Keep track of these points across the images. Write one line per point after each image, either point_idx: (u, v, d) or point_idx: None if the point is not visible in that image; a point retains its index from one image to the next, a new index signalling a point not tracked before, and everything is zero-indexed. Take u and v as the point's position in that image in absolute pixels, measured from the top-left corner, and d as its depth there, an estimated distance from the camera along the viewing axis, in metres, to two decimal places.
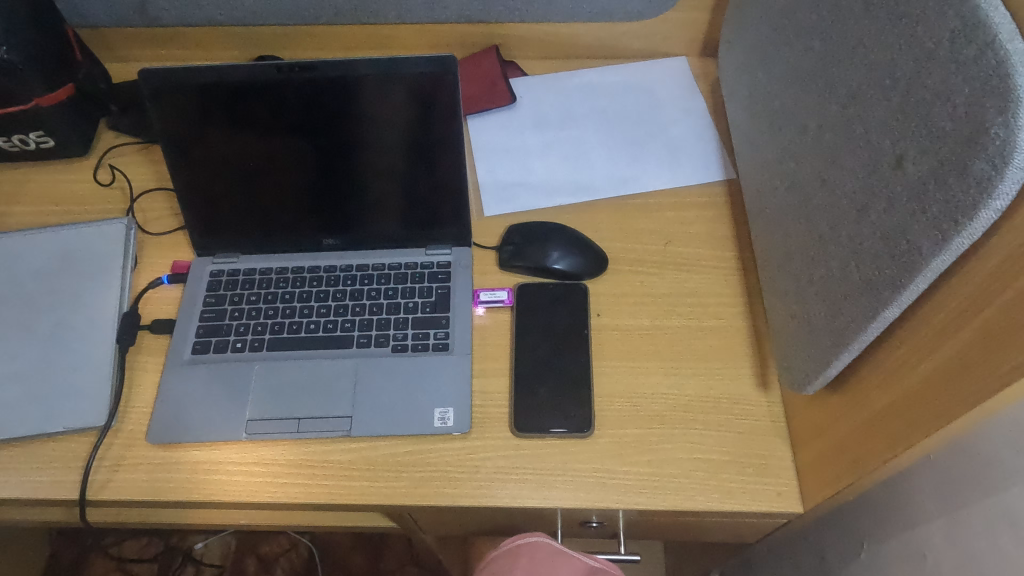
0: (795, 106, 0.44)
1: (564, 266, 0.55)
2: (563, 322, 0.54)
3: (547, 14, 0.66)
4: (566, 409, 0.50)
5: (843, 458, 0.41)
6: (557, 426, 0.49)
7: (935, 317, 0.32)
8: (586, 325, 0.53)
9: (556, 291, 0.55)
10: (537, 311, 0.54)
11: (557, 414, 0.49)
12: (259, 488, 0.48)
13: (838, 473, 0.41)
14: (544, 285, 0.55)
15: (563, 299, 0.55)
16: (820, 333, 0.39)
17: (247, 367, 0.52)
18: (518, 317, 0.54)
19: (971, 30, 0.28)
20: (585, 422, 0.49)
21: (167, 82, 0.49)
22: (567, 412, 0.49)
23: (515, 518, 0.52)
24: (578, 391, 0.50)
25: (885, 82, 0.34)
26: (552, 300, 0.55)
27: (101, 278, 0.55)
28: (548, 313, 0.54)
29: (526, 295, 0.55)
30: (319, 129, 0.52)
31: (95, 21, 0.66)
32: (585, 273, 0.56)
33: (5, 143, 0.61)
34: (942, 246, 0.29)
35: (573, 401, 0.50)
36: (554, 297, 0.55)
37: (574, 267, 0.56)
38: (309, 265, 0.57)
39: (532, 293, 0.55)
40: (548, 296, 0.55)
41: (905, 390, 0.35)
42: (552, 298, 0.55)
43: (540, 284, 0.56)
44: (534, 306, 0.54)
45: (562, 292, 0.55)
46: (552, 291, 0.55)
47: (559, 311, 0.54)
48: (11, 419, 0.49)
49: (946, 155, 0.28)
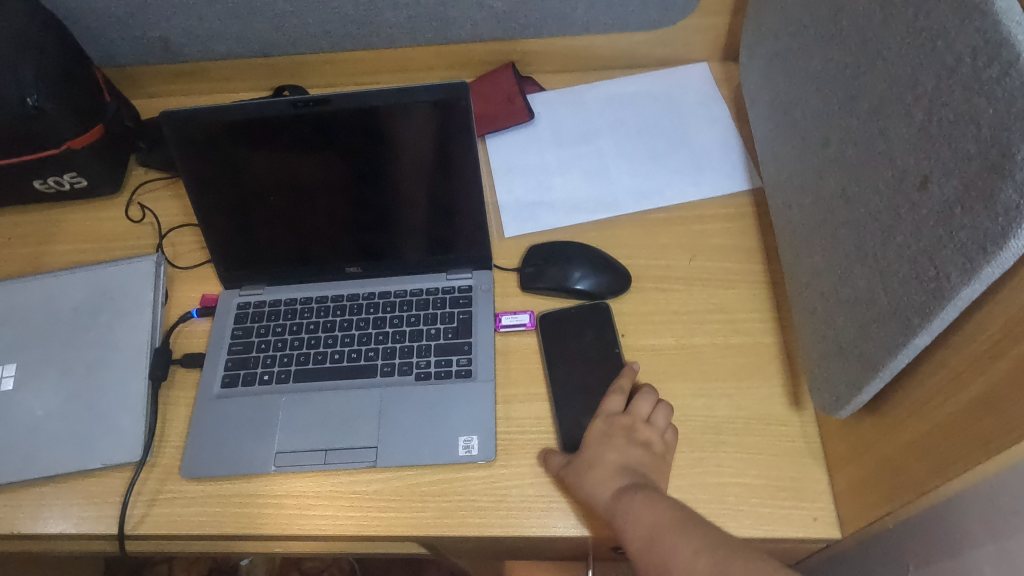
0: (818, 117, 0.42)
1: (585, 285, 0.55)
2: (594, 343, 0.53)
3: (563, 28, 0.65)
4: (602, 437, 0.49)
5: (881, 486, 0.39)
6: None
7: (973, 345, 0.31)
8: (616, 343, 0.53)
9: (583, 313, 0.54)
10: (569, 337, 0.53)
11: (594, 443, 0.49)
12: (290, 521, 0.49)
13: (876, 500, 0.40)
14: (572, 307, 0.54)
15: (593, 322, 0.54)
16: (850, 357, 0.38)
17: (275, 399, 0.53)
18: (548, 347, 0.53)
19: (994, 47, 0.26)
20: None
21: (186, 123, 0.50)
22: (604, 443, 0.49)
23: (545, 544, 0.52)
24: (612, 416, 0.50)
25: (906, 98, 0.32)
26: (583, 324, 0.54)
27: (132, 314, 0.56)
28: (580, 336, 0.53)
29: (557, 322, 0.54)
30: (337, 161, 0.52)
31: (122, 61, 0.67)
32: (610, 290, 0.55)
33: (40, 186, 0.63)
34: (971, 274, 0.27)
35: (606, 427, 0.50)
36: (584, 322, 0.54)
37: (598, 287, 0.55)
38: (333, 294, 0.57)
39: (562, 319, 0.54)
40: (576, 321, 0.54)
41: (944, 418, 0.33)
42: (581, 322, 0.54)
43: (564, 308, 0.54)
44: (564, 332, 0.53)
45: (591, 315, 0.54)
46: (579, 315, 0.54)
47: (590, 334, 0.53)
48: (52, 457, 0.51)
49: (973, 179, 0.27)
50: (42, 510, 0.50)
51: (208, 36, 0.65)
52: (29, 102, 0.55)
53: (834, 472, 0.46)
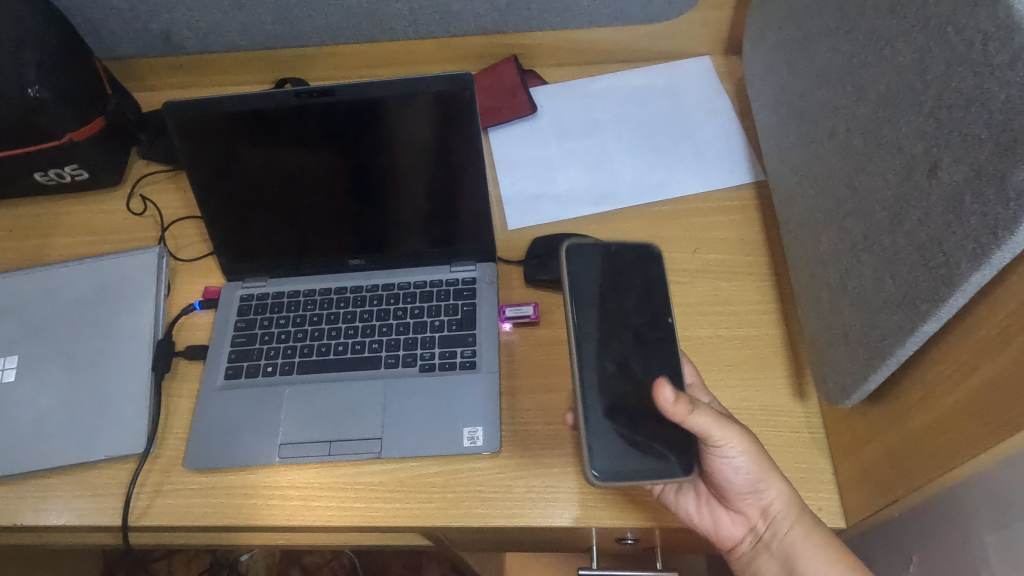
0: (824, 108, 0.42)
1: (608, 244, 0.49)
2: (637, 312, 0.47)
3: (566, 21, 0.65)
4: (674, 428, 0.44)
5: (886, 475, 0.39)
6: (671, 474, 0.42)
7: (980, 332, 0.31)
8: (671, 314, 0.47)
9: (618, 272, 0.48)
10: (602, 312, 0.46)
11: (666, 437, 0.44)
12: (295, 512, 0.49)
13: (882, 488, 0.40)
14: (600, 259, 0.48)
15: (630, 287, 0.47)
16: (856, 346, 0.38)
17: (279, 391, 0.53)
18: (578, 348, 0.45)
19: (1006, 32, 0.26)
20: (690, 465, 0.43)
21: (191, 113, 0.50)
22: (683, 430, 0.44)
23: (550, 535, 0.52)
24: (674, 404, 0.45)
25: (916, 85, 0.32)
26: (619, 293, 0.47)
27: (135, 305, 0.56)
28: (616, 306, 0.46)
29: (581, 308, 0.46)
30: (342, 152, 0.52)
31: (123, 54, 0.67)
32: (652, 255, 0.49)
33: (42, 178, 0.62)
34: (981, 259, 0.27)
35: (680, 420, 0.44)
36: (619, 288, 0.47)
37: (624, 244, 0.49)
38: (336, 286, 0.57)
39: (586, 297, 0.46)
40: (611, 289, 0.47)
41: (949, 404, 0.33)
42: (616, 289, 0.47)
43: (577, 263, 0.47)
44: (593, 309, 0.46)
45: (627, 276, 0.48)
46: (612, 274, 0.47)
47: (626, 303, 0.47)
48: (55, 448, 0.51)
49: (983, 164, 0.27)
50: (45, 502, 0.50)
51: (210, 28, 0.64)
52: (30, 93, 0.54)
53: (838, 462, 0.46)
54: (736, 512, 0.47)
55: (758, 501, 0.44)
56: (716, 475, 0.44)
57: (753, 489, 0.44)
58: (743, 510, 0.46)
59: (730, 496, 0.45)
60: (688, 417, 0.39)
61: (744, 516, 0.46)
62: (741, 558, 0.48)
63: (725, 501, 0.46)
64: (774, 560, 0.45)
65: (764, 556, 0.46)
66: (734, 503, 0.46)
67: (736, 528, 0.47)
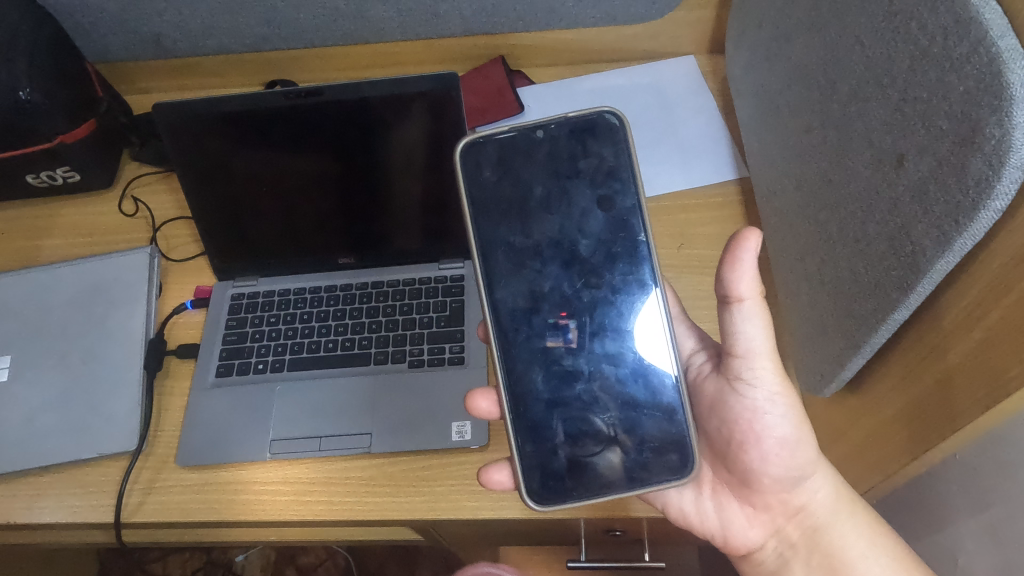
0: (801, 104, 0.43)
1: (539, 126, 0.42)
2: (565, 197, 0.43)
3: (551, 22, 0.66)
4: (650, 413, 0.42)
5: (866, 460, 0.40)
6: (663, 480, 0.41)
7: (946, 319, 0.32)
8: (644, 232, 0.42)
9: (554, 159, 0.43)
10: (514, 249, 0.43)
11: (645, 433, 0.42)
12: (285, 506, 0.49)
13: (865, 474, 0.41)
14: (518, 153, 0.43)
15: (573, 180, 0.43)
16: (832, 335, 0.39)
17: (269, 388, 0.53)
18: (498, 322, 0.43)
19: (963, 27, 0.27)
20: (683, 462, 0.41)
21: (181, 115, 0.51)
22: (663, 415, 0.42)
23: (538, 527, 0.53)
24: (649, 378, 0.43)
25: (883, 81, 0.33)
26: (552, 195, 0.43)
27: (126, 305, 0.57)
28: (539, 228, 0.43)
29: (488, 248, 0.43)
30: (330, 151, 0.53)
31: (114, 57, 0.68)
32: (613, 124, 0.42)
33: (34, 180, 0.63)
34: (946, 246, 0.28)
35: (658, 399, 0.42)
36: (554, 187, 0.43)
37: (558, 118, 0.42)
38: (326, 284, 0.58)
39: (496, 236, 0.43)
40: (531, 202, 0.43)
41: (920, 390, 0.34)
42: (544, 192, 0.43)
43: (478, 169, 0.43)
44: (503, 248, 0.43)
45: (573, 156, 0.42)
46: (534, 170, 0.43)
47: (561, 212, 0.43)
48: (47, 446, 0.51)
49: (946, 154, 0.28)
50: (39, 500, 0.51)
51: (199, 31, 0.65)
52: (21, 95, 0.55)
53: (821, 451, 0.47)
54: (752, 510, 0.45)
55: (784, 488, 0.43)
56: (746, 454, 0.42)
57: (795, 478, 0.42)
58: (767, 507, 0.44)
59: (756, 489, 0.43)
60: (758, 297, 0.37)
61: (763, 513, 0.44)
62: (756, 562, 0.46)
63: (750, 496, 0.44)
64: (802, 561, 0.43)
65: (788, 559, 0.44)
66: (758, 496, 0.44)
67: (756, 530, 0.45)
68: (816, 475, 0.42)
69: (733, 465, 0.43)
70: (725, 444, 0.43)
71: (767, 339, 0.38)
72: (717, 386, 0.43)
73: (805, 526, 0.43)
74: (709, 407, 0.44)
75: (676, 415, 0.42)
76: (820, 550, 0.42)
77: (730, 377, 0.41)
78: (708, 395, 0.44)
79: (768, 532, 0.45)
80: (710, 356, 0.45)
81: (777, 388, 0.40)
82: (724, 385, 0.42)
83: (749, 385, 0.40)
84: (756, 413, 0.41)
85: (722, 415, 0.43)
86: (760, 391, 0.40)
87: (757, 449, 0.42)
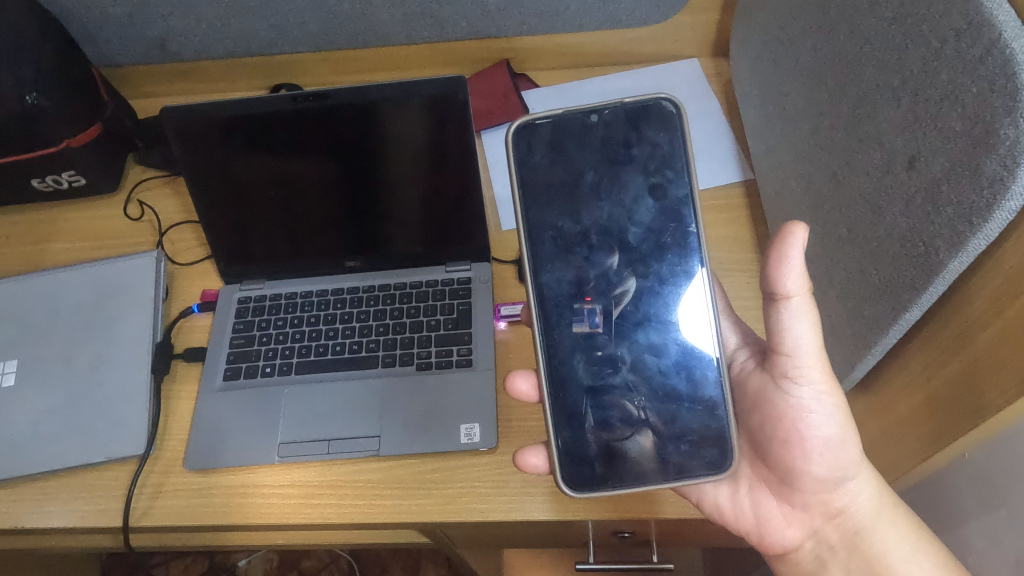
0: (809, 107, 0.43)
1: (594, 109, 0.42)
2: (619, 186, 0.43)
3: (556, 26, 0.66)
4: (689, 406, 0.42)
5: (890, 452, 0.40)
6: (698, 475, 0.41)
7: (958, 318, 0.32)
8: (695, 223, 0.42)
9: (607, 143, 0.42)
10: (561, 235, 0.43)
11: (681, 425, 0.42)
12: (294, 510, 0.49)
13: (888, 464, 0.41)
14: (570, 139, 0.42)
15: (624, 166, 0.42)
16: (845, 336, 0.39)
17: (278, 391, 0.53)
18: (543, 306, 0.44)
19: (976, 29, 0.27)
20: (720, 458, 0.41)
21: (188, 117, 0.51)
22: (703, 410, 0.42)
23: (547, 530, 0.53)
24: (690, 370, 0.43)
25: (894, 82, 0.33)
26: (603, 180, 0.43)
27: (134, 309, 0.57)
28: (588, 214, 0.43)
29: (534, 233, 0.43)
30: (338, 154, 0.53)
31: (119, 62, 0.68)
32: (669, 111, 0.41)
33: (40, 184, 0.63)
34: (959, 247, 0.28)
35: (698, 393, 0.42)
36: (605, 173, 0.43)
37: (613, 103, 0.41)
38: (333, 287, 0.58)
39: (545, 220, 0.43)
40: (581, 188, 0.43)
41: (938, 389, 0.34)
42: (595, 177, 0.43)
43: (529, 150, 0.43)
44: (551, 232, 0.43)
45: (626, 141, 0.42)
46: (586, 156, 0.42)
47: (611, 199, 0.43)
48: (55, 451, 0.51)
49: (960, 156, 0.28)
50: (46, 505, 0.51)
51: (205, 36, 0.65)
52: (29, 99, 0.55)
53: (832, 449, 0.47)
54: (792, 512, 0.45)
55: (831, 494, 0.42)
56: (789, 454, 0.42)
57: (837, 479, 0.41)
58: (807, 508, 0.44)
59: (797, 489, 0.43)
60: (805, 294, 0.36)
61: (803, 515, 0.44)
62: (792, 562, 0.45)
63: (789, 495, 0.44)
64: (841, 563, 0.43)
65: (826, 561, 0.43)
66: (800, 497, 0.44)
67: (794, 530, 0.45)
68: (860, 477, 0.41)
69: (773, 463, 0.43)
70: (767, 443, 0.43)
71: (814, 338, 0.37)
72: (761, 380, 0.43)
73: (845, 529, 0.43)
74: (751, 401, 0.44)
75: (716, 410, 0.42)
76: (862, 553, 0.42)
77: (776, 375, 0.41)
78: (752, 389, 0.44)
79: (806, 532, 0.44)
80: (753, 352, 0.46)
81: (824, 387, 0.39)
82: (769, 381, 0.42)
83: (795, 384, 0.40)
84: (801, 412, 0.41)
85: (762, 407, 0.43)
86: (806, 391, 0.40)
87: (800, 449, 0.41)
